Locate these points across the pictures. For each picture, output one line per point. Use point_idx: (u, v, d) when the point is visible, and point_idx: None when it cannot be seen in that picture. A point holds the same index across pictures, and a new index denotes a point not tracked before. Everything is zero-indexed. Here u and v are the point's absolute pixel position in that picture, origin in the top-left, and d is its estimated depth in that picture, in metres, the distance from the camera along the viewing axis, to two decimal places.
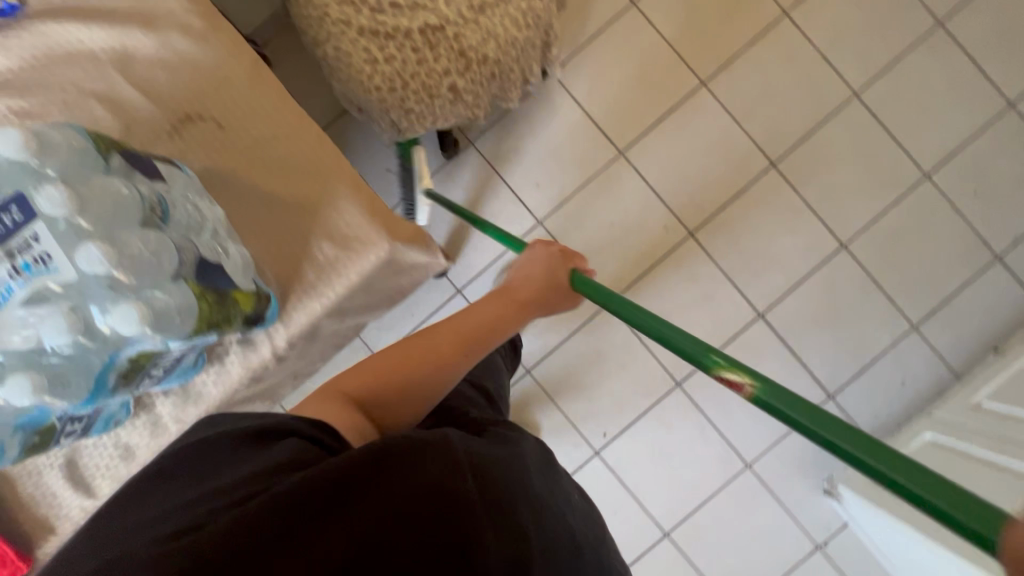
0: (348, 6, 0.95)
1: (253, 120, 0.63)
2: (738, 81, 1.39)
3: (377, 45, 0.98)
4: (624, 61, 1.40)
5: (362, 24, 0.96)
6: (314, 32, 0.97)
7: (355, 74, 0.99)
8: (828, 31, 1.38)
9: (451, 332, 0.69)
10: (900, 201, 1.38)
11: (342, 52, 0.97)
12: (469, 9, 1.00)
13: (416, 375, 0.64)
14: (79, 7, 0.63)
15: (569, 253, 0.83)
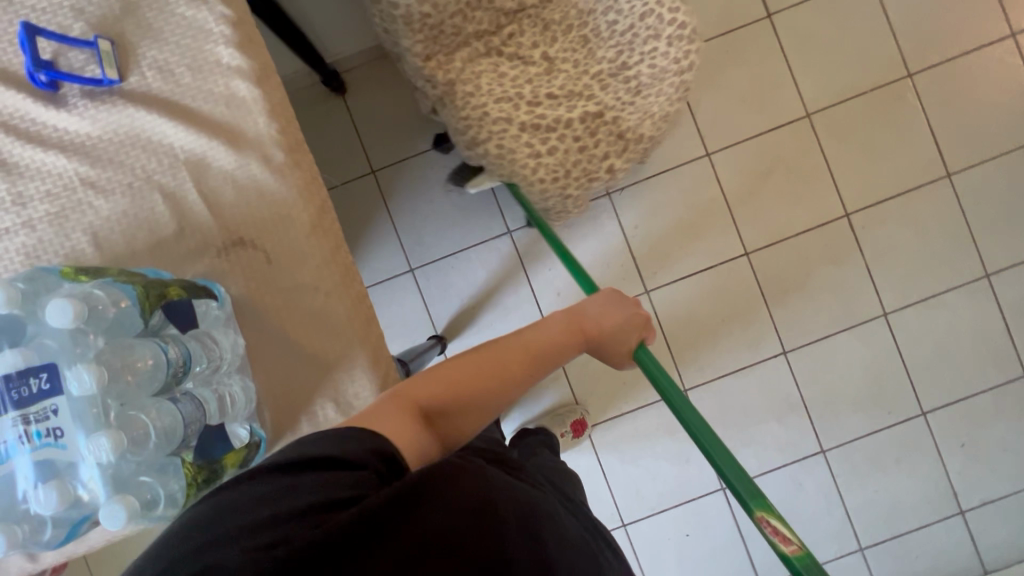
0: (508, 105, 0.96)
1: (300, 264, 0.64)
2: (780, 262, 1.40)
3: (538, 140, 0.96)
4: (680, 205, 1.40)
5: (524, 120, 0.96)
6: (475, 133, 0.95)
7: (519, 170, 0.97)
8: (881, 245, 1.39)
9: (523, 350, 0.73)
10: (890, 428, 1.39)
11: (504, 150, 0.96)
12: (623, 93, 1.00)
13: (486, 383, 0.67)
14: (175, 102, 0.63)
15: (642, 318, 0.88)
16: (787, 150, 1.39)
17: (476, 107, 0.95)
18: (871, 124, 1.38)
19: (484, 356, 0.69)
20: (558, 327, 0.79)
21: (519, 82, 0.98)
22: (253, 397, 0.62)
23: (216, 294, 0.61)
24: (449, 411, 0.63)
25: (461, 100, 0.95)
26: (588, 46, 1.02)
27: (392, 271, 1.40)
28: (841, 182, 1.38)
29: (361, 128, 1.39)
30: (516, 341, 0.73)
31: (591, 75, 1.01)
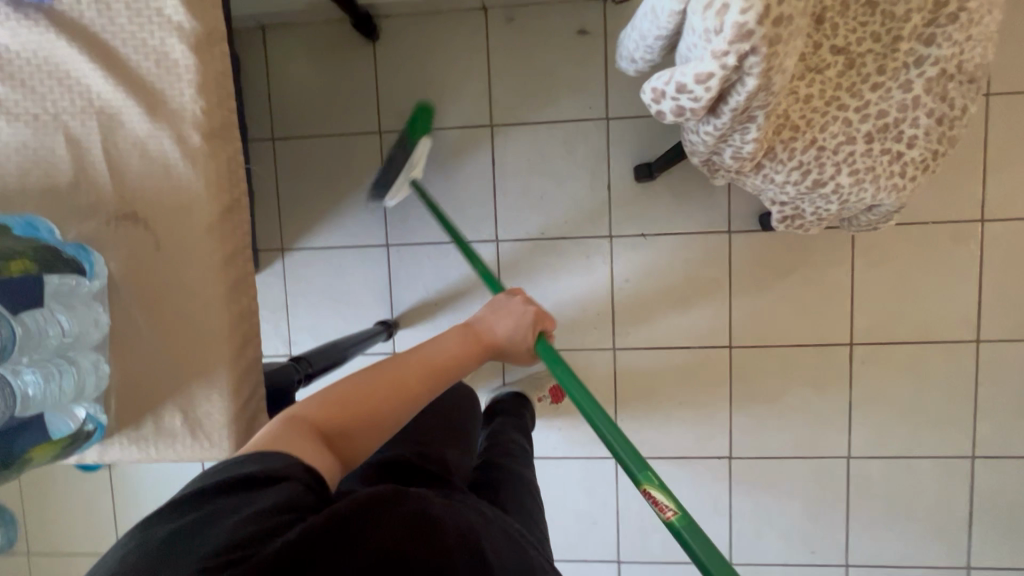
0: (838, 126, 0.81)
1: (190, 262, 0.58)
2: (761, 367, 1.29)
3: (893, 144, 0.82)
4: (679, 275, 1.29)
5: (865, 131, 0.81)
6: (820, 175, 0.83)
7: (890, 182, 0.83)
8: (873, 388, 1.27)
9: (421, 365, 0.69)
10: (805, 565, 1.33)
11: (860, 174, 0.82)
12: (955, 34, 0.79)
13: (383, 400, 0.64)
14: (102, 41, 0.56)
15: (540, 309, 0.87)
16: (815, 255, 1.25)
17: (808, 145, 0.82)
18: (918, 260, 1.23)
19: (383, 370, 0.66)
20: (457, 343, 0.75)
21: (833, 96, 0.81)
22: (103, 373, 0.59)
23: (86, 269, 0.56)
24: (349, 431, 0.60)
25: (787, 147, 0.82)
26: (879, 5, 0.79)
27: (368, 241, 1.34)
28: (858, 309, 1.25)
29: (382, 84, 1.30)
30: (415, 356, 0.70)
31: (909, 37, 0.80)
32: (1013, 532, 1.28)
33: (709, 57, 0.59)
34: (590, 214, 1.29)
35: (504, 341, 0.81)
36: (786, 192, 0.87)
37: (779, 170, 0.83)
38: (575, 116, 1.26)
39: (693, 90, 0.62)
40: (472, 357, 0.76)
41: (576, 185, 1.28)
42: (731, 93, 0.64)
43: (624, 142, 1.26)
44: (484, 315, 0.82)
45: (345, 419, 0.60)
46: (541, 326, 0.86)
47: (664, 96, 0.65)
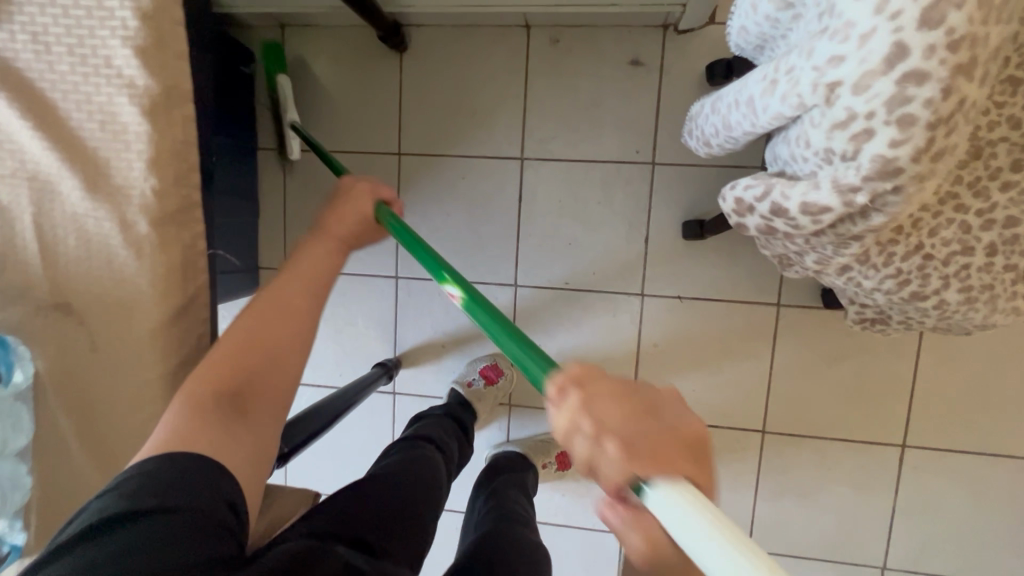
0: (956, 229, 0.64)
1: (127, 355, 0.55)
2: (796, 458, 1.15)
3: (1019, 260, 0.65)
4: (715, 345, 1.15)
5: (988, 241, 0.65)
6: (919, 289, 0.67)
7: (1003, 305, 0.68)
8: (922, 495, 1.12)
9: (298, 284, 0.62)
10: None
11: (970, 292, 0.66)
12: None
13: (276, 343, 0.57)
14: (45, 96, 0.52)
15: (370, 185, 0.72)
16: (874, 341, 1.09)
17: (911, 251, 0.64)
18: (997, 360, 1.06)
19: (257, 307, 0.59)
20: (321, 246, 0.66)
21: (954, 194, 0.64)
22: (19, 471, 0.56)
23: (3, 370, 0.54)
24: (250, 378, 0.55)
25: (888, 252, 0.64)
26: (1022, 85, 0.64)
27: (376, 270, 1.23)
28: (918, 407, 1.10)
29: (407, 101, 1.17)
30: (287, 276, 0.62)
31: None
32: None
33: (829, 190, 0.44)
34: (622, 267, 1.15)
35: (366, 229, 0.70)
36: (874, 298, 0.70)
37: (869, 275, 0.67)
38: (617, 157, 1.12)
39: (794, 221, 0.47)
40: (343, 255, 0.68)
41: (610, 234, 1.15)
42: (843, 227, 0.47)
43: (671, 192, 1.11)
44: (327, 210, 0.70)
45: (234, 370, 0.55)
46: (380, 196, 0.71)
47: (751, 213, 0.50)
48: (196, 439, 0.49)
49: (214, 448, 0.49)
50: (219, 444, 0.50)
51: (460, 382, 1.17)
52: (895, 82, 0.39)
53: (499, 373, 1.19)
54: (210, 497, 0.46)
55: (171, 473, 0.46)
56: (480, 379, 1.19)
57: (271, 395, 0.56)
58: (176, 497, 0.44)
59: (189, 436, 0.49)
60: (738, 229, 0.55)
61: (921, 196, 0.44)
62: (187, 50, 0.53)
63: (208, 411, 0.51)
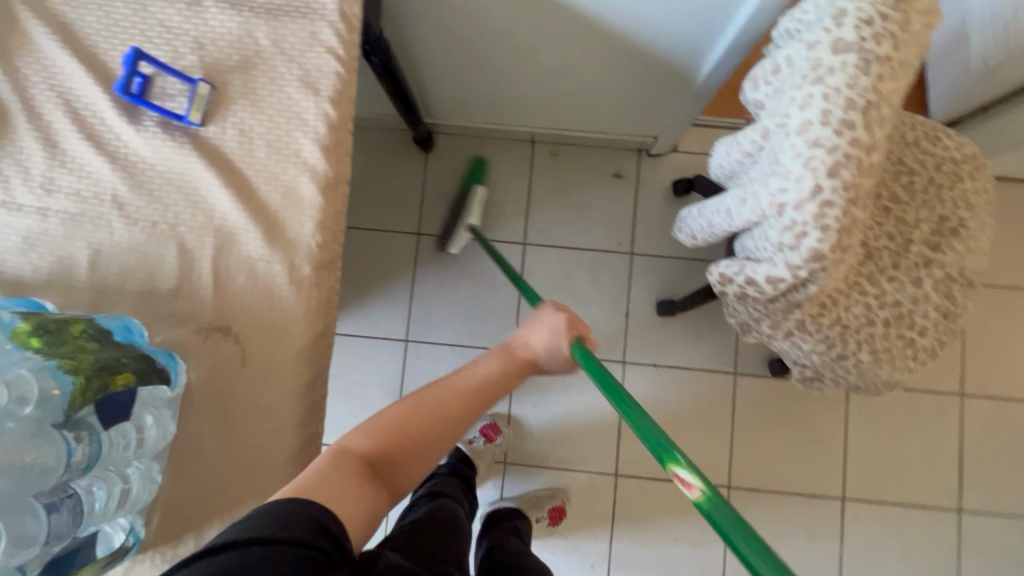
0: (862, 308, 0.90)
1: (268, 383, 0.62)
2: (756, 511, 1.31)
3: (908, 331, 0.90)
4: (687, 407, 1.33)
5: (885, 317, 0.90)
6: (843, 351, 0.90)
7: (904, 366, 0.91)
8: (862, 543, 1.29)
9: (457, 390, 0.67)
10: None
11: (879, 354, 0.90)
12: (959, 246, 0.91)
13: (428, 431, 0.62)
14: (238, 169, 0.64)
15: (572, 314, 0.77)
16: (810, 406, 1.32)
17: (834, 322, 0.89)
18: (905, 422, 1.31)
19: (422, 399, 0.64)
20: (497, 362, 0.72)
21: (858, 284, 0.91)
22: (155, 482, 0.58)
23: (172, 378, 0.58)
24: (395, 457, 0.59)
25: (818, 323, 0.89)
26: (891, 211, 0.93)
27: (388, 333, 1.36)
28: (850, 463, 1.31)
29: (429, 191, 1.39)
30: (460, 377, 0.68)
31: (918, 241, 0.92)
32: None
33: (781, 264, 0.63)
34: (608, 338, 1.35)
35: (541, 359, 0.76)
36: (812, 358, 0.93)
37: (807, 340, 0.90)
38: (603, 246, 1.37)
39: (762, 289, 0.66)
40: (508, 383, 0.72)
41: (598, 309, 1.35)
42: (791, 294, 0.68)
43: (647, 277, 1.36)
44: (515, 333, 0.77)
45: (388, 443, 0.60)
46: (577, 332, 0.76)
47: (730, 283, 0.70)
48: (330, 493, 0.51)
49: (350, 495, 0.52)
50: (343, 502, 0.51)
51: (462, 440, 1.26)
52: (816, 206, 0.58)
53: (496, 432, 1.30)
54: (305, 518, 0.46)
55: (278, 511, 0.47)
56: (480, 437, 1.30)
57: (402, 478, 0.59)
58: (281, 523, 0.45)
59: (335, 487, 0.52)
60: (721, 295, 0.74)
61: (841, 274, 0.64)
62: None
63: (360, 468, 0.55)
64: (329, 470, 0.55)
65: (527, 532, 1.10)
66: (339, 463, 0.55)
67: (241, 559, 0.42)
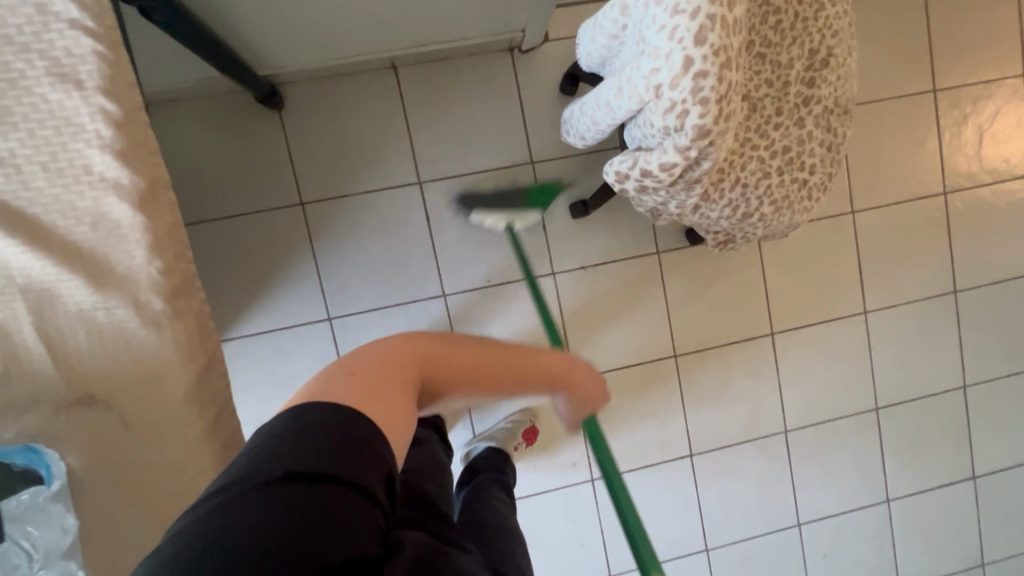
0: (756, 163, 0.91)
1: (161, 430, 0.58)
2: (703, 368, 1.42)
3: (800, 173, 0.93)
4: (621, 297, 1.37)
5: (777, 165, 0.92)
6: (748, 209, 0.92)
7: (802, 206, 0.95)
8: (793, 367, 1.45)
9: (509, 359, 0.67)
10: (769, 533, 1.49)
11: (778, 203, 0.93)
12: (830, 77, 0.92)
13: (467, 375, 0.62)
14: (20, 210, 0.55)
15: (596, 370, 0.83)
16: (729, 263, 1.40)
17: (734, 184, 0.90)
18: (812, 252, 1.42)
19: (481, 350, 0.64)
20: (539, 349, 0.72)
21: (749, 140, 0.91)
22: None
23: (44, 475, 0.55)
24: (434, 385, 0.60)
25: (719, 189, 0.90)
26: (766, 56, 0.92)
27: (307, 317, 1.26)
28: (772, 302, 1.42)
29: (296, 153, 1.23)
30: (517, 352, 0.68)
31: (795, 81, 0.92)
32: (916, 463, 1.53)
33: (671, 149, 0.60)
34: (532, 255, 1.32)
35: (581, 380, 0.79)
36: (721, 223, 0.95)
37: (713, 209, 0.91)
38: (501, 163, 1.29)
39: (658, 178, 0.64)
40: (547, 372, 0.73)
41: None
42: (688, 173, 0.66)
43: (553, 183, 1.31)
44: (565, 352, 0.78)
45: (436, 374, 0.60)
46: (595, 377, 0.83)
47: (627, 179, 0.66)
48: (377, 401, 0.50)
49: (394, 407, 0.51)
50: (389, 407, 0.50)
51: None
52: (691, 79, 0.55)
53: None
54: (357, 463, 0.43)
55: (326, 419, 0.45)
56: None
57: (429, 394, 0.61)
58: (331, 458, 0.43)
59: (388, 399, 0.51)
60: (622, 194, 0.70)
61: (729, 143, 0.63)
62: (156, 146, 0.61)
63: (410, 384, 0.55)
64: (384, 370, 0.54)
65: (512, 479, 1.10)
66: (395, 368, 0.55)
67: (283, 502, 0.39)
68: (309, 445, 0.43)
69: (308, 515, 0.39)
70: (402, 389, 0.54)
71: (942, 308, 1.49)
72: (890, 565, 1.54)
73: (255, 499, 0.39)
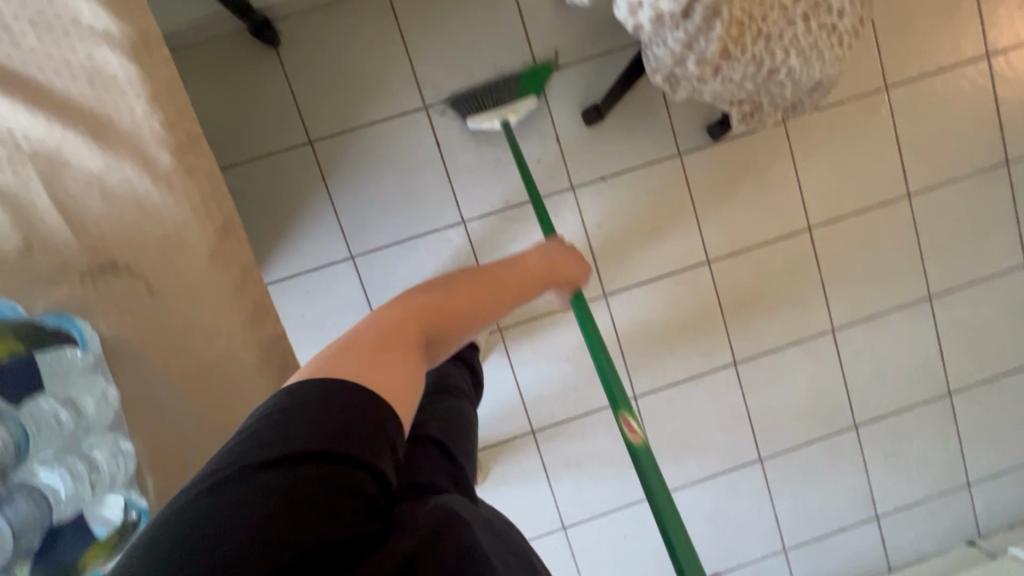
0: (778, 10, 0.84)
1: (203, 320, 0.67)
2: (739, 271, 1.36)
3: (827, 17, 0.87)
4: (645, 206, 1.32)
5: (803, 11, 0.85)
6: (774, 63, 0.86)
7: (833, 56, 0.89)
8: (835, 261, 1.38)
9: (498, 283, 0.71)
10: (824, 438, 1.43)
11: (806, 52, 0.87)
12: None
13: (462, 315, 0.64)
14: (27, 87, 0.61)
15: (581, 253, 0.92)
16: (757, 158, 1.33)
17: (755, 36, 0.84)
18: (845, 136, 1.34)
19: (466, 281, 0.67)
20: (513, 263, 0.78)
21: None
22: (132, 464, 0.68)
23: (73, 336, 0.65)
24: (438, 338, 0.62)
25: (741, 43, 0.84)
26: None
27: (329, 259, 1.25)
28: (805, 194, 1.35)
29: (298, 92, 1.21)
30: (498, 270, 0.74)
31: None
32: (978, 350, 1.44)
33: None
34: (548, 171, 1.28)
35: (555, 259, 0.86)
36: (746, 86, 0.89)
37: (735, 68, 0.86)
38: (506, 77, 1.24)
39: None
40: (530, 277, 0.79)
41: (527, 147, 1.27)
42: None
43: (562, 92, 1.26)
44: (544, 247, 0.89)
45: (436, 324, 0.61)
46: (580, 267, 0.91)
47: None
48: (379, 368, 0.51)
49: (399, 369, 0.52)
50: (396, 369, 0.52)
51: None
52: None
53: None
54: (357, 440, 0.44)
55: (327, 396, 0.45)
56: None
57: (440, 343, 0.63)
58: (328, 431, 0.43)
59: (392, 365, 0.52)
60: None
61: None
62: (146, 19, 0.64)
63: (413, 347, 0.57)
64: (389, 335, 0.55)
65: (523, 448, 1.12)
66: (397, 335, 0.56)
67: (274, 483, 0.40)
68: (308, 420, 0.43)
69: (300, 502, 0.39)
70: (407, 353, 0.55)
71: (994, 181, 1.39)
72: (958, 460, 1.47)
73: (240, 497, 0.39)
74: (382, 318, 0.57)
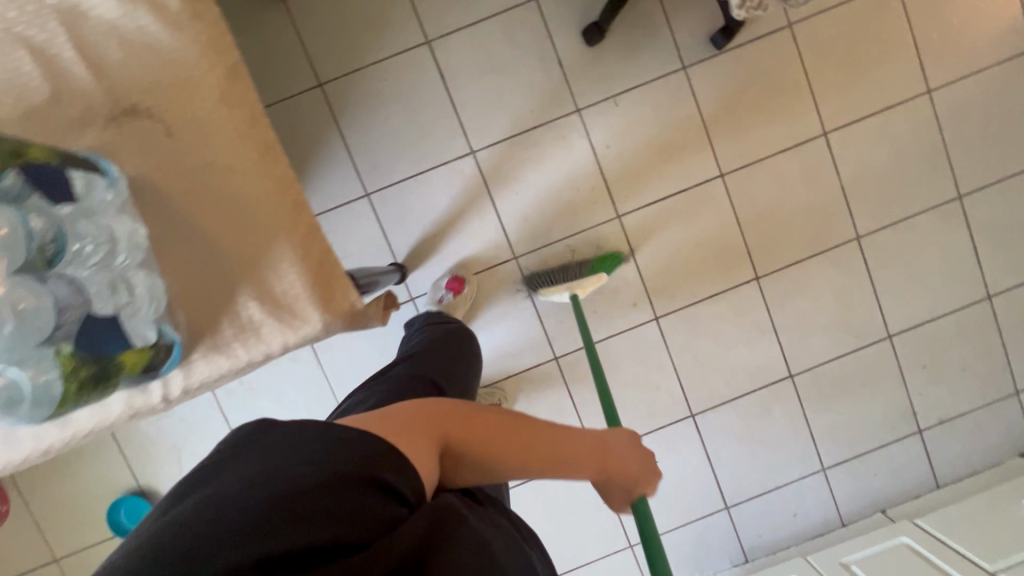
0: None
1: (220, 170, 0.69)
2: (754, 182, 1.34)
3: None
4: (653, 123, 1.31)
5: None
6: None
7: None
8: (854, 166, 1.34)
9: (552, 441, 0.65)
10: (857, 351, 1.39)
11: None
12: None
13: (500, 445, 0.62)
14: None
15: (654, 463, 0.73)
16: (765, 64, 1.30)
17: None
18: (855, 35, 1.31)
19: (517, 423, 0.65)
20: (584, 434, 0.70)
21: None
22: (162, 303, 0.66)
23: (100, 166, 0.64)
24: (466, 459, 0.61)
25: None
26: None
27: (345, 197, 1.29)
28: (818, 98, 1.32)
29: (305, 35, 1.25)
30: (567, 431, 0.68)
31: None
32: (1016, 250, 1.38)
33: None
34: (553, 95, 1.29)
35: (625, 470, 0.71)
36: None
37: None
38: (504, 4, 1.26)
39: None
40: (589, 465, 0.68)
41: (530, 73, 1.28)
42: None
43: (561, 14, 1.27)
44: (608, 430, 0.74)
45: (471, 443, 0.62)
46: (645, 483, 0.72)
47: None
48: (402, 437, 0.55)
49: (416, 452, 0.55)
50: (414, 449, 0.55)
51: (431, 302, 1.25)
52: None
53: (462, 283, 1.29)
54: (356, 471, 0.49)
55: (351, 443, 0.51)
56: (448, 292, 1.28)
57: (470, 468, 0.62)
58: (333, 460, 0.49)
59: (414, 446, 0.55)
60: None
61: None
62: None
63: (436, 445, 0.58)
64: (421, 421, 0.59)
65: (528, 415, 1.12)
66: (428, 426, 0.59)
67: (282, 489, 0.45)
68: (323, 452, 0.49)
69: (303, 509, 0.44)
70: (429, 446, 0.57)
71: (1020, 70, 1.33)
72: (1002, 367, 1.41)
73: (251, 494, 0.45)
74: (423, 411, 0.62)
